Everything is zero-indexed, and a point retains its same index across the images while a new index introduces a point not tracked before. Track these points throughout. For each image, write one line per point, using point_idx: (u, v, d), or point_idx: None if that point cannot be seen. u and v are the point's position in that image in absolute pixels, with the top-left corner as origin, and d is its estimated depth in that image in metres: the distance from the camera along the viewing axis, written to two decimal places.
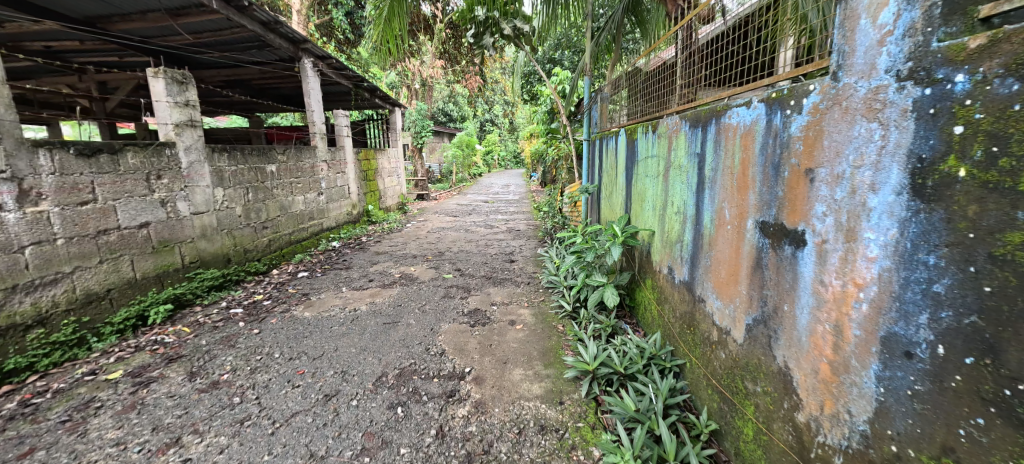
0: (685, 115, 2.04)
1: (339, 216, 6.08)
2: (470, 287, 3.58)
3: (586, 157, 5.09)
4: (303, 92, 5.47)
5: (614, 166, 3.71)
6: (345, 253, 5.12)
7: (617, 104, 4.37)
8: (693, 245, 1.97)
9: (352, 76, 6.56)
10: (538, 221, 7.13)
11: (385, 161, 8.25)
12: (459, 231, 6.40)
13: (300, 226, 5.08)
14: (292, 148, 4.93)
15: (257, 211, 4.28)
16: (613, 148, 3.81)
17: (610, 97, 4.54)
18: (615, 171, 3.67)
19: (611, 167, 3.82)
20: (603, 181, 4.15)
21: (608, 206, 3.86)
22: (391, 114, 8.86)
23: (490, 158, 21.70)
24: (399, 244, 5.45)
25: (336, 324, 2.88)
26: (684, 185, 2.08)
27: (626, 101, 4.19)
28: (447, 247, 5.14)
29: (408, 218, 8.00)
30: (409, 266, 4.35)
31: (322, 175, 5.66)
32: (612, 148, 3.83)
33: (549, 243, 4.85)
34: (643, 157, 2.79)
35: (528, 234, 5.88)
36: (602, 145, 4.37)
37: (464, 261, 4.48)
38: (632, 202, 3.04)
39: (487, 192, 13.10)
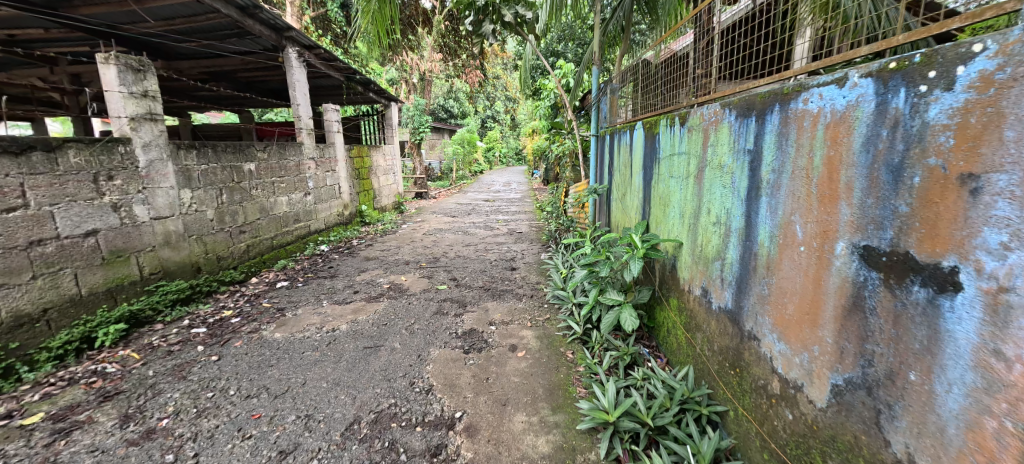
0: (730, 102, 1.64)
1: (329, 218, 5.69)
2: (466, 301, 3.18)
3: (593, 154, 4.67)
4: (288, 84, 5.06)
5: (627, 164, 3.32)
6: (332, 259, 4.71)
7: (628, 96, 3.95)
8: (739, 265, 1.58)
9: (343, 67, 6.15)
10: (541, 221, 6.72)
11: (380, 158, 7.84)
12: (457, 233, 5.99)
13: (284, 230, 4.69)
14: (274, 145, 4.54)
15: (233, 214, 3.88)
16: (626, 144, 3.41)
17: (621, 88, 4.11)
18: (629, 170, 3.27)
19: (625, 166, 3.42)
20: (614, 181, 3.75)
21: (621, 210, 3.46)
22: (386, 109, 8.45)
23: (491, 155, 21.26)
24: (391, 249, 5.04)
25: (309, 348, 2.48)
26: (725, 191, 1.69)
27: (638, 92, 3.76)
28: (443, 252, 4.73)
29: (404, 218, 7.60)
30: (400, 274, 3.95)
31: (309, 174, 5.26)
32: (625, 144, 3.43)
33: (554, 248, 4.45)
34: (666, 154, 2.39)
35: (531, 237, 5.48)
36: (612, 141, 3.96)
37: (461, 269, 4.08)
38: (652, 207, 2.64)
39: (488, 190, 12.69)
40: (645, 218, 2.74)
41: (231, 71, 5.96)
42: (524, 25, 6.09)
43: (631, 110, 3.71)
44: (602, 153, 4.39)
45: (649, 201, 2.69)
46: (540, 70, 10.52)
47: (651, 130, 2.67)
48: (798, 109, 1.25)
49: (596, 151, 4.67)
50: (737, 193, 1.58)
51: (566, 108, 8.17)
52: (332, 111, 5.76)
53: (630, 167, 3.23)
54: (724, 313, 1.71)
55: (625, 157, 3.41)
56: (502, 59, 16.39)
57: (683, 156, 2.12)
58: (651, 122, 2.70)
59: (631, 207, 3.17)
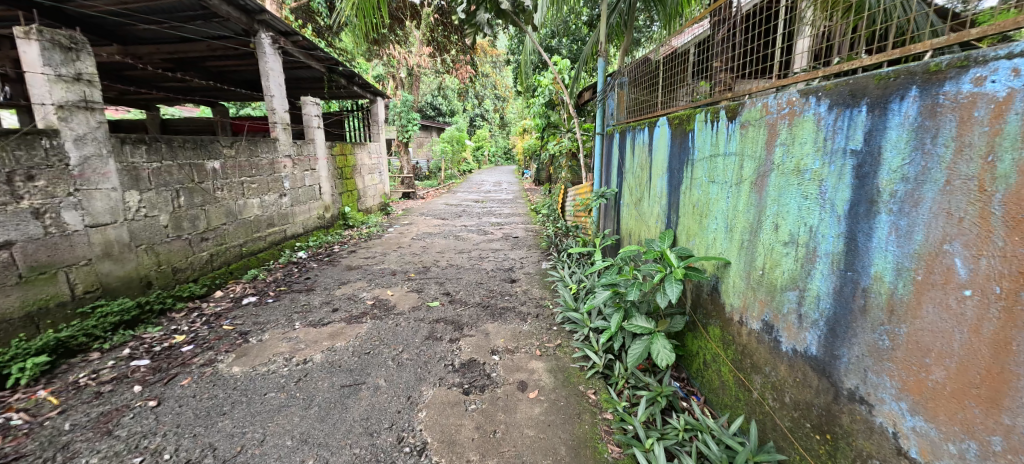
0: (818, 87, 1.27)
1: (307, 221, 5.20)
2: (462, 322, 2.76)
3: (598, 154, 4.30)
4: (260, 72, 4.54)
5: (643, 165, 2.94)
6: (310, 268, 4.24)
7: (640, 91, 3.58)
8: (830, 301, 1.21)
9: (325, 57, 5.68)
10: (538, 225, 6.33)
11: (365, 156, 7.36)
12: (449, 238, 5.55)
13: (255, 236, 4.20)
14: (244, 141, 4.05)
15: (192, 219, 3.40)
16: (641, 143, 3.04)
17: (632, 82, 3.74)
18: (645, 172, 2.90)
19: (639, 168, 3.05)
20: (626, 185, 3.39)
21: (636, 217, 3.09)
22: (372, 104, 7.96)
23: (481, 154, 20.81)
24: (375, 256, 4.58)
25: (273, 387, 2.04)
26: (803, 202, 1.31)
27: (650, 89, 3.41)
28: (433, 261, 4.29)
29: (391, 221, 7.13)
30: (386, 287, 3.52)
31: (285, 173, 4.77)
32: (639, 143, 3.06)
33: (557, 257, 4.06)
34: (702, 155, 2.02)
35: (529, 243, 5.08)
36: (622, 140, 3.58)
37: (454, 281, 3.65)
38: (681, 217, 2.26)
39: (479, 190, 12.27)
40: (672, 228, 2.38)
41: (199, 59, 5.42)
42: (520, 16, 5.69)
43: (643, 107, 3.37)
44: (608, 154, 4.03)
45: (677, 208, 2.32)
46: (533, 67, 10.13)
47: (676, 127, 2.34)
48: (958, 94, 0.90)
49: (601, 151, 4.30)
50: (827, 206, 1.22)
51: (562, 105, 7.79)
52: (311, 105, 5.29)
53: (648, 169, 2.86)
54: (802, 358, 1.34)
55: (640, 157, 3.04)
56: (492, 56, 15.95)
57: (731, 157, 1.75)
58: (677, 117, 2.34)
59: (649, 215, 2.80)
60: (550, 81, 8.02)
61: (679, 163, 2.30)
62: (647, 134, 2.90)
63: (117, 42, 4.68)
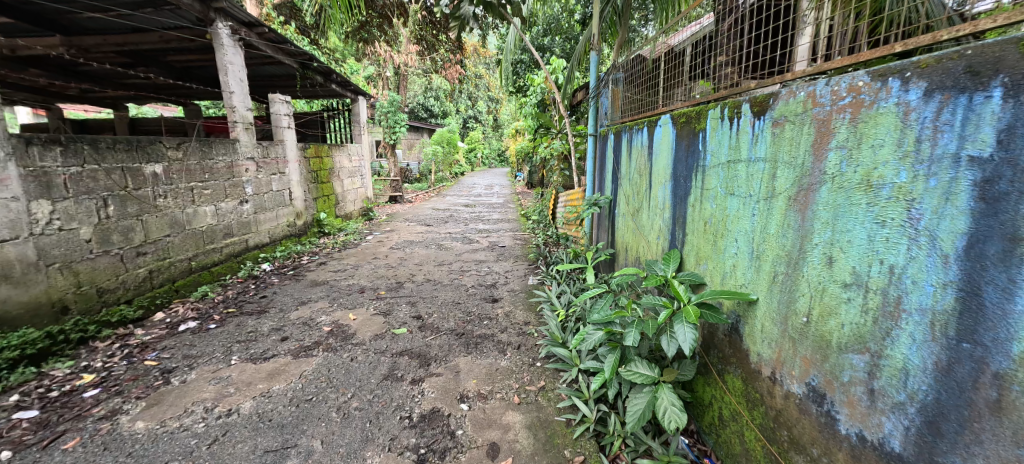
0: (906, 63, 0.88)
1: (274, 230, 4.77)
2: (430, 355, 2.35)
3: (589, 158, 3.91)
4: (217, 66, 4.09)
5: (642, 171, 2.54)
6: (270, 283, 3.80)
7: (633, 90, 3.21)
8: (928, 381, 0.84)
9: (296, 52, 5.30)
10: (527, 232, 5.94)
11: (345, 159, 6.92)
12: (430, 247, 5.14)
13: (207, 248, 3.77)
14: (193, 142, 3.63)
15: (124, 232, 2.99)
16: (638, 145, 2.63)
17: (626, 79, 3.36)
18: (644, 179, 2.50)
19: (635, 174, 2.65)
20: (621, 193, 2.99)
21: (634, 231, 2.68)
22: (353, 104, 7.54)
23: (473, 156, 20.42)
24: (346, 270, 4.15)
25: (179, 453, 1.62)
26: (879, 231, 0.93)
27: (640, 90, 3.07)
28: (408, 276, 3.87)
29: (372, 227, 6.70)
30: (350, 308, 3.09)
31: (247, 177, 4.34)
32: (636, 146, 2.66)
33: (545, 272, 3.66)
34: (717, 161, 1.62)
35: (516, 253, 4.68)
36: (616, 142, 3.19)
37: (428, 301, 3.23)
38: (690, 236, 1.86)
39: (469, 194, 11.87)
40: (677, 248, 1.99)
41: (155, 52, 4.97)
42: (507, 9, 5.30)
43: (639, 106, 3.01)
44: (602, 158, 3.62)
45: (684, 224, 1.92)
46: (524, 66, 9.75)
47: (681, 125, 1.94)
48: None
49: (592, 154, 3.90)
50: (923, 240, 0.84)
51: (553, 105, 7.41)
52: (280, 103, 4.89)
53: (647, 175, 2.45)
54: (873, 451, 0.96)
55: (636, 162, 2.64)
56: (484, 56, 15.58)
57: (759, 164, 1.35)
58: (682, 113, 1.95)
59: (648, 230, 2.41)
60: (542, 80, 7.63)
61: (687, 169, 1.90)
62: (645, 134, 2.50)
63: (59, 31, 4.24)
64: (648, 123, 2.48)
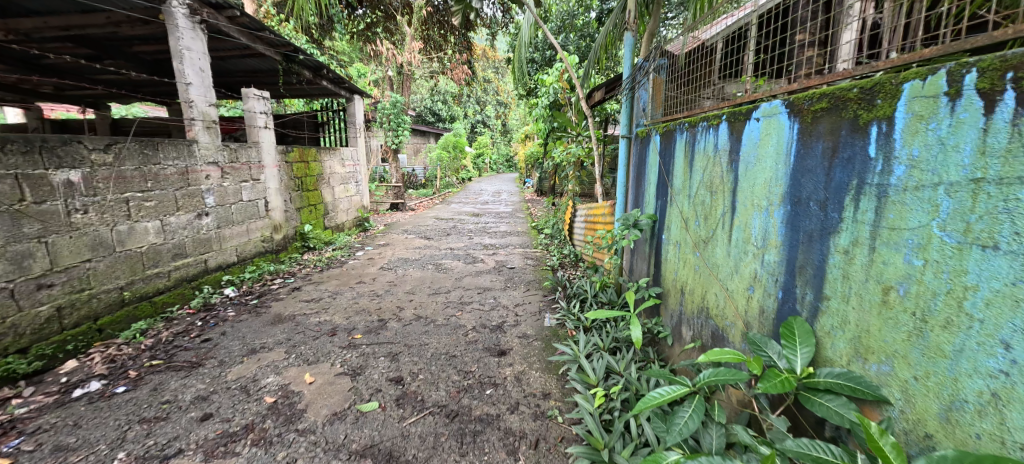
0: None
1: (244, 247, 4.05)
2: (404, 457, 1.59)
3: (621, 166, 3.14)
4: (171, 52, 3.38)
5: (710, 185, 1.79)
6: (224, 317, 3.05)
7: (675, 89, 2.56)
8: None
9: (278, 41, 4.63)
10: (540, 249, 5.17)
11: (337, 163, 6.22)
12: (426, 268, 4.37)
13: (148, 274, 3.06)
14: (130, 142, 2.93)
15: (14, 259, 2.29)
16: (700, 148, 1.89)
17: (670, 67, 2.64)
18: (713, 198, 1.76)
19: (698, 190, 1.91)
20: (671, 213, 2.26)
21: (695, 270, 1.95)
22: (349, 104, 6.85)
23: (481, 162, 19.69)
24: (320, 299, 3.39)
25: None
26: None
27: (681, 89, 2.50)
28: (394, 311, 3.10)
29: (365, 240, 5.98)
30: (311, 361, 2.34)
31: (208, 185, 3.64)
32: (699, 152, 1.90)
33: (566, 312, 2.90)
34: (934, 178, 0.90)
35: (529, 278, 3.89)
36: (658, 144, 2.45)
37: (414, 353, 2.45)
38: (833, 300, 1.13)
39: (475, 201, 11.11)
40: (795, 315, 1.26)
41: (113, 38, 4.28)
42: None
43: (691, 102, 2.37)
44: (638, 164, 2.87)
45: (813, 281, 1.19)
46: (536, 65, 9.09)
47: (810, 116, 1.19)
48: None
49: (623, 161, 3.13)
50: None
51: (569, 106, 6.67)
52: (254, 99, 4.21)
53: (719, 192, 1.71)
54: None
55: (699, 171, 1.90)
56: (493, 59, 14.89)
57: None
58: (805, 93, 1.21)
59: (722, 273, 1.68)
60: (556, 78, 6.88)
61: (821, 189, 1.16)
62: (714, 132, 1.75)
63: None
64: (716, 116, 1.73)
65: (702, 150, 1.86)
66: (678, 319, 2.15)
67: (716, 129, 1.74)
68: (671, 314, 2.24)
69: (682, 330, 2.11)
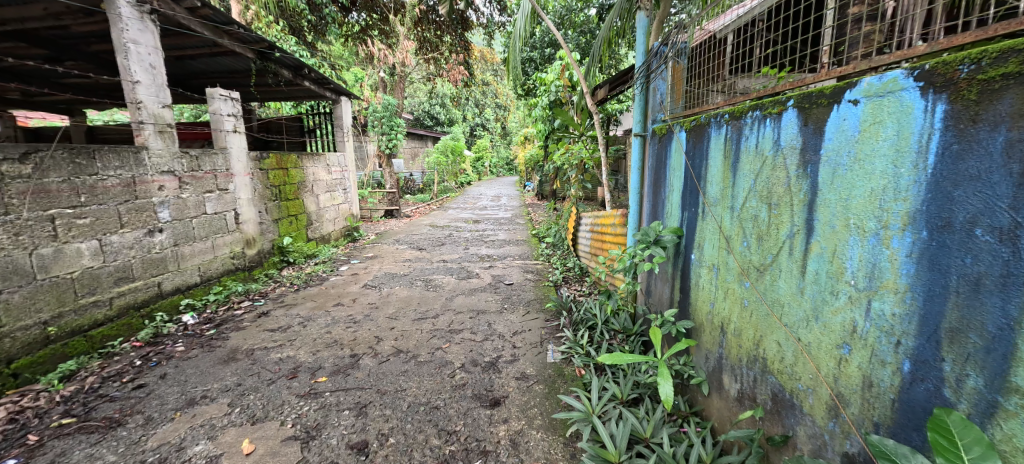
0: None
1: (208, 265, 3.60)
2: None
3: (634, 168, 2.69)
4: (115, 45, 2.93)
5: (765, 197, 1.35)
6: (169, 354, 2.59)
7: (692, 80, 2.24)
8: None
9: (250, 38, 4.20)
10: (541, 261, 4.70)
11: (322, 170, 5.77)
12: (414, 286, 3.91)
13: (81, 304, 2.61)
14: (57, 150, 2.49)
15: None
16: (747, 148, 1.45)
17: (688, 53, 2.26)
18: (771, 213, 1.32)
19: (744, 201, 1.47)
20: (703, 229, 1.81)
21: (742, 305, 1.51)
22: (335, 106, 6.41)
23: (480, 166, 19.28)
24: (287, 328, 2.92)
25: None
26: None
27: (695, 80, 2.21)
28: (370, 344, 2.63)
29: (352, 252, 5.52)
30: (257, 418, 1.88)
31: (162, 198, 3.19)
32: (745, 151, 1.46)
33: (574, 346, 2.44)
34: None
35: (530, 298, 3.42)
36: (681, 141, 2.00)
37: (386, 403, 1.99)
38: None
39: (474, 206, 10.66)
40: (942, 399, 0.87)
41: (66, 36, 3.87)
42: None
43: (705, 94, 2.10)
44: (655, 169, 2.42)
45: (983, 356, 0.80)
46: (535, 64, 8.68)
47: (979, 89, 0.78)
48: None
49: (635, 162, 2.68)
50: None
51: (570, 106, 6.23)
52: (221, 100, 3.79)
53: (780, 207, 1.28)
54: None
55: (747, 178, 1.45)
56: (490, 61, 14.46)
57: None
58: (959, 55, 0.81)
59: (789, 317, 1.25)
60: (556, 76, 6.44)
61: (1005, 211, 0.76)
62: (772, 125, 1.31)
63: None
64: (775, 103, 1.29)
65: (751, 149, 1.42)
66: (717, 364, 1.69)
67: (775, 121, 1.30)
68: (706, 356, 1.78)
69: (723, 378, 1.65)
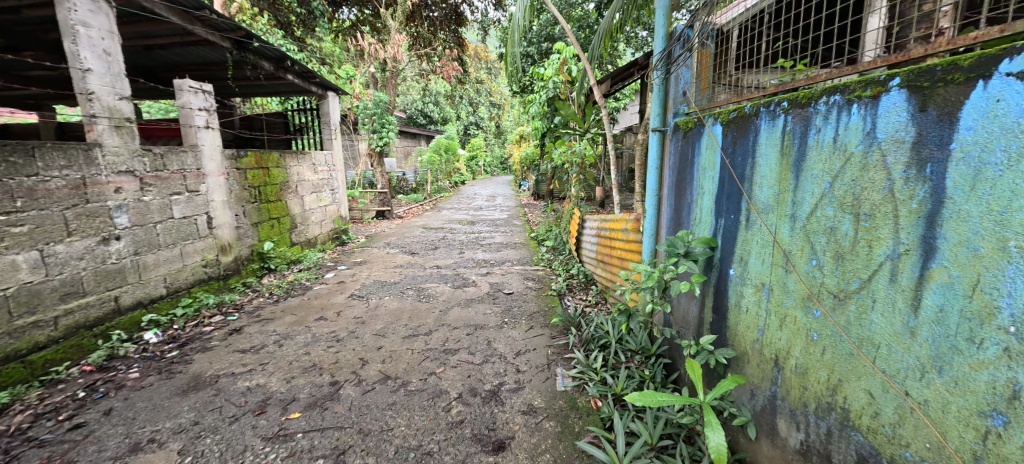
0: None
1: (176, 275, 3.25)
2: None
3: (650, 166, 2.39)
4: (62, 24, 2.57)
5: (849, 205, 1.07)
6: (120, 382, 2.25)
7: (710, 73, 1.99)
8: None
9: (225, 25, 3.85)
10: (542, 267, 4.39)
11: (307, 169, 5.41)
12: (406, 296, 3.58)
13: (18, 326, 2.27)
14: None
15: None
16: (818, 142, 1.16)
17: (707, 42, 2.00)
18: (858, 227, 1.04)
19: (812, 209, 1.18)
20: (746, 241, 1.52)
21: (806, 338, 1.23)
22: (321, 102, 6.04)
23: (474, 165, 18.94)
24: (261, 349, 2.58)
25: None
26: None
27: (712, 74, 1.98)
28: (353, 369, 2.30)
29: (340, 257, 5.17)
30: None
31: (120, 201, 2.84)
32: (817, 147, 1.17)
33: (589, 370, 2.14)
34: None
35: (532, 311, 3.10)
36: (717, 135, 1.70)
37: (369, 448, 1.67)
38: None
39: (468, 207, 10.32)
40: None
41: (18, 22, 3.51)
42: None
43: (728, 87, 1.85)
44: (679, 168, 2.12)
45: None
46: (531, 60, 8.37)
47: None
48: None
49: (652, 160, 2.38)
50: None
51: (570, 102, 5.93)
52: (191, 93, 3.45)
53: (874, 219, 1.00)
54: None
55: (817, 180, 1.16)
56: (485, 58, 14.10)
57: None
58: None
59: (892, 363, 0.97)
60: (555, 71, 6.14)
61: None
62: (862, 110, 1.03)
63: None
64: (868, 84, 1.02)
65: (826, 143, 1.13)
66: (770, 406, 1.39)
67: (866, 107, 1.02)
68: (752, 393, 1.48)
69: (777, 423, 1.36)
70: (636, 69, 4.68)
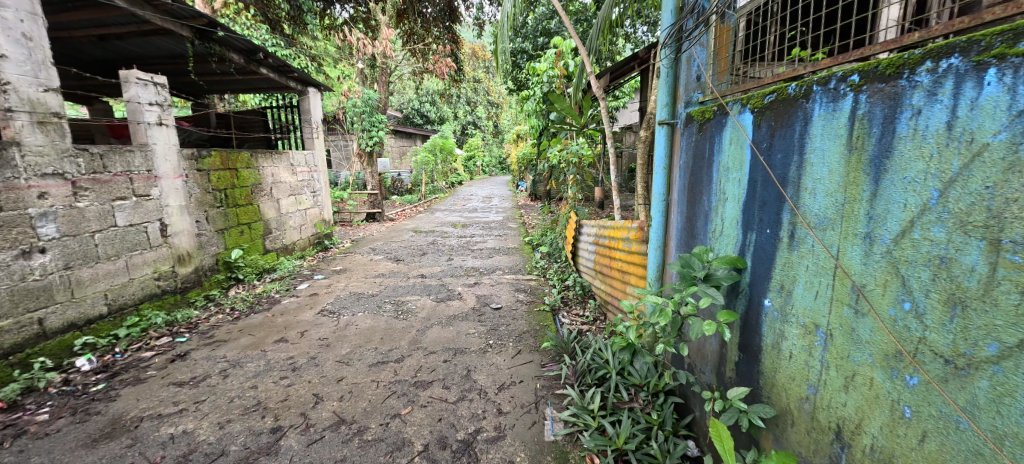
0: None
1: (121, 290, 2.88)
2: None
3: (658, 166, 2.01)
4: None
5: (979, 227, 0.73)
6: (23, 427, 1.88)
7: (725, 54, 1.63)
8: None
9: (186, 13, 3.47)
10: (536, 277, 4.01)
11: (285, 170, 5.03)
12: (382, 312, 3.20)
13: None
14: None
15: None
16: (916, 131, 0.81)
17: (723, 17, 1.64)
18: (1000, 262, 0.70)
19: (904, 229, 0.84)
20: (789, 265, 1.15)
21: (889, 412, 0.88)
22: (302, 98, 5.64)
23: (471, 165, 18.60)
24: (201, 381, 2.20)
25: None
26: None
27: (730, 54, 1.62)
28: (302, 409, 1.91)
29: (318, 265, 4.79)
30: None
31: (45, 208, 2.46)
32: (914, 139, 0.82)
33: (585, 415, 1.76)
34: None
35: (522, 331, 2.72)
36: (747, 126, 1.33)
37: None
38: None
39: (463, 208, 9.97)
40: None
41: None
42: None
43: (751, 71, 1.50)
44: (692, 169, 1.75)
45: None
46: (526, 56, 8.01)
47: None
48: None
49: (659, 158, 2.01)
50: None
51: (566, 98, 5.55)
52: (139, 87, 3.08)
53: None
54: None
55: (914, 186, 0.82)
56: (482, 56, 13.72)
57: None
58: None
59: None
60: (549, 65, 5.77)
61: None
62: (1004, 77, 0.68)
63: None
64: (1019, 34, 0.67)
65: (930, 133, 0.79)
66: None
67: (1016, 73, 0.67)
68: None
69: None
70: (636, 62, 4.31)
